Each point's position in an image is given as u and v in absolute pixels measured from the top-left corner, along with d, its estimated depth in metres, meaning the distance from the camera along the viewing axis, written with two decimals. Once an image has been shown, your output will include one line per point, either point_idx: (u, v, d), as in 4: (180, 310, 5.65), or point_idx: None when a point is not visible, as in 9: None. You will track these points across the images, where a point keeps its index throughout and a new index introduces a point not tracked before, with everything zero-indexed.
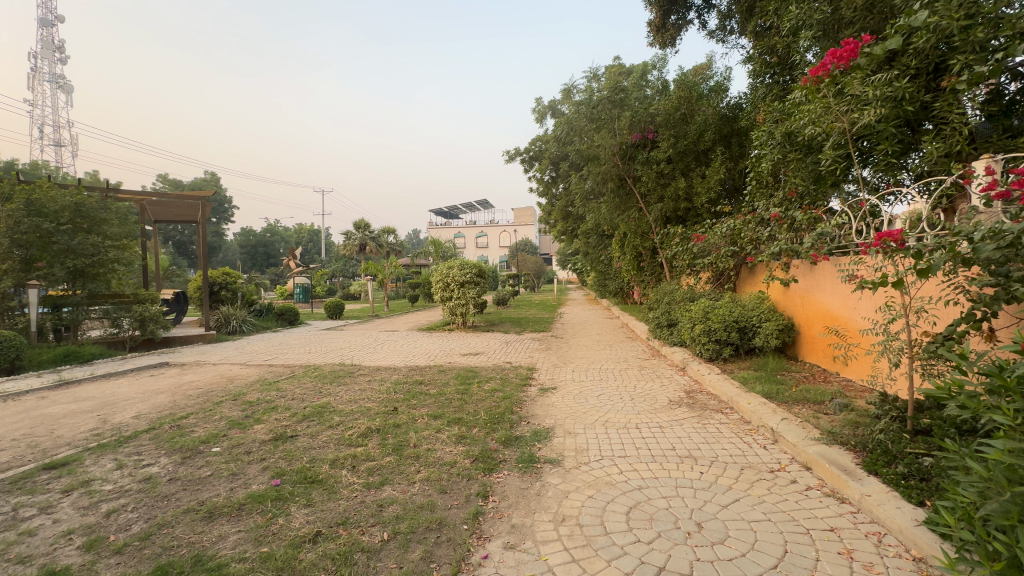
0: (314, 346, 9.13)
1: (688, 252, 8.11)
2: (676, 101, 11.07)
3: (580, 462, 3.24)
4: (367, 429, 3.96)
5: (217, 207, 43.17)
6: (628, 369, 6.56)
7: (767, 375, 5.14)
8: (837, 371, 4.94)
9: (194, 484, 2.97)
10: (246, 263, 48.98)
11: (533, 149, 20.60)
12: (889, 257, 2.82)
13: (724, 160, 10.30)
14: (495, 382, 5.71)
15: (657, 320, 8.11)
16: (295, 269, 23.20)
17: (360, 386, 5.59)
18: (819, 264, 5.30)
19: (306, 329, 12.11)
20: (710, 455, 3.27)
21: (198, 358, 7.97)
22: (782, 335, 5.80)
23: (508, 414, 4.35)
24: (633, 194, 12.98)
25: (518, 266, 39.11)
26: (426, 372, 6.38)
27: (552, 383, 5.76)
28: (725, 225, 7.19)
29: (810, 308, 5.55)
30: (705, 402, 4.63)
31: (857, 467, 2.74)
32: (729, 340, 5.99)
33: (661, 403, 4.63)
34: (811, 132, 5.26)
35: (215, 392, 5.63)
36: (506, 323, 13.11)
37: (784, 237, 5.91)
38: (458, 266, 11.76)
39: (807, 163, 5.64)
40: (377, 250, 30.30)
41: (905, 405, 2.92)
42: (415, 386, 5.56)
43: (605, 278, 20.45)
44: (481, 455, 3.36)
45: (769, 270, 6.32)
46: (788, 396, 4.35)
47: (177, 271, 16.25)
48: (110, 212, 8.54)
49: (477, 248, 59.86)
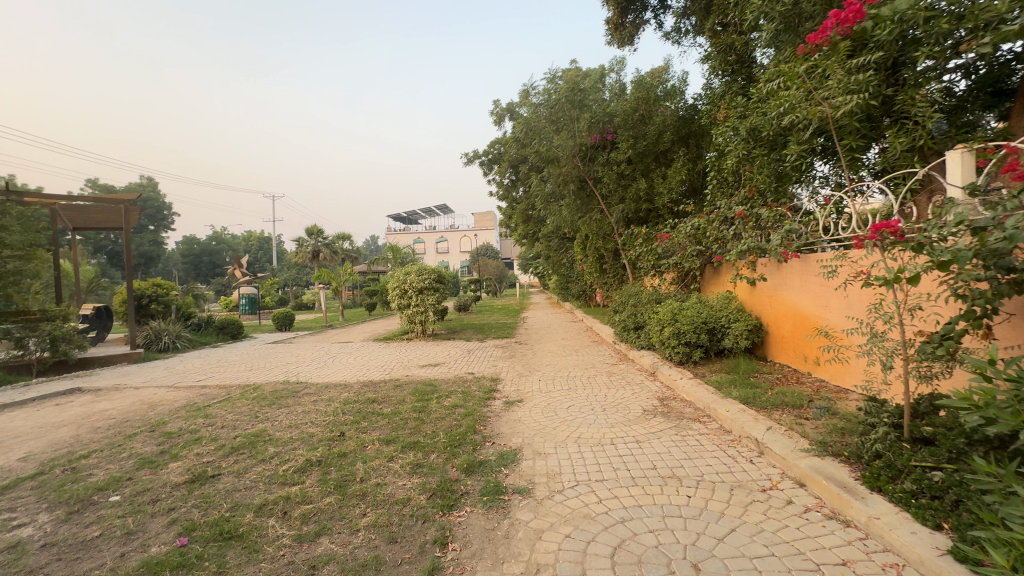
0: (258, 361, 8.37)
1: (653, 251, 7.96)
2: (634, 102, 11.03)
3: (553, 491, 2.84)
4: (307, 461, 3.41)
5: (154, 214, 40.36)
6: (597, 375, 6.25)
7: (740, 378, 4.96)
8: (809, 370, 4.85)
9: (73, 551, 2.36)
10: (189, 273, 45.94)
11: (492, 152, 20.32)
12: (883, 250, 2.59)
13: (684, 161, 10.31)
14: (456, 397, 5.24)
15: (623, 323, 7.88)
16: (240, 279, 21.78)
17: (304, 408, 4.98)
18: (788, 262, 5.17)
19: (250, 344, 11.16)
20: (695, 475, 2.95)
21: (119, 381, 7.04)
22: (751, 335, 5.66)
23: (470, 434, 3.91)
24: (595, 195, 12.89)
25: (479, 271, 38.66)
26: (380, 388, 5.84)
27: (518, 394, 5.35)
28: (689, 224, 7.06)
29: (777, 308, 5.44)
30: (680, 409, 4.36)
31: (856, 483, 2.48)
32: (698, 342, 5.80)
33: (634, 414, 4.31)
34: (780, 124, 5.13)
35: (130, 422, 4.86)
36: (468, 330, 12.62)
37: (750, 235, 5.79)
38: (416, 272, 11.20)
39: (773, 159, 5.53)
40: (331, 257, 29.06)
41: (900, 411, 2.70)
42: (367, 405, 5.02)
43: (567, 281, 20.34)
44: (439, 489, 2.90)
45: (735, 269, 6.19)
46: (765, 400, 4.14)
47: (102, 284, 14.75)
48: (10, 218, 7.47)
49: (437, 253, 58.88)
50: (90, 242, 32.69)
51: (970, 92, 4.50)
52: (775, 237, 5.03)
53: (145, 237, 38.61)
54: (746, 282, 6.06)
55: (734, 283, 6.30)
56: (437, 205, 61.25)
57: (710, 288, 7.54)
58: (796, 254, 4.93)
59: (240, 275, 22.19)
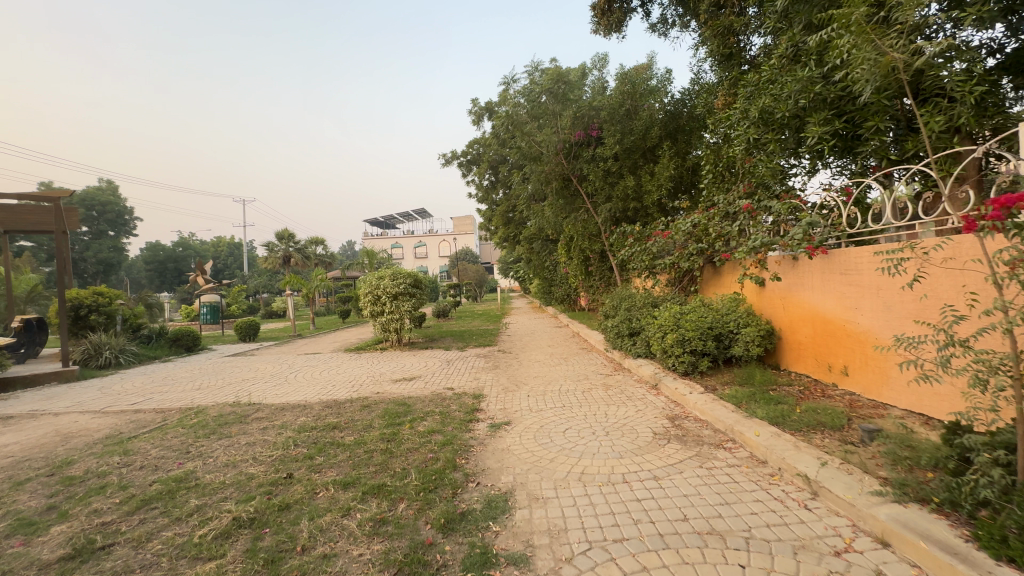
0: (211, 378, 7.45)
1: (649, 250, 7.37)
2: (619, 96, 10.41)
3: (559, 561, 2.12)
4: (236, 518, 2.62)
5: (115, 219, 38.25)
6: (592, 389, 5.57)
7: (758, 392, 4.35)
8: (835, 382, 4.30)
9: None
10: (153, 282, 43.69)
11: (470, 153, 19.63)
12: (985, 236, 1.99)
13: (672, 156, 9.82)
14: (432, 420, 4.49)
15: (616, 329, 7.25)
16: (204, 286, 20.45)
17: (249, 439, 4.15)
18: (808, 260, 4.60)
19: (205, 357, 10.13)
20: (740, 530, 2.28)
21: (38, 406, 6.02)
22: (764, 341, 5.08)
23: (450, 472, 3.18)
24: (579, 194, 12.30)
25: (458, 276, 37.82)
26: (344, 409, 5.04)
27: (505, 415, 4.64)
28: (687, 221, 6.50)
29: (792, 310, 4.89)
30: (696, 433, 3.71)
31: (969, 545, 1.85)
32: (705, 350, 5.20)
33: (644, 440, 3.64)
34: (797, 106, 4.52)
35: (29, 461, 3.94)
36: (447, 338, 11.84)
37: (759, 230, 5.24)
38: (389, 276, 10.36)
39: (783, 146, 4.96)
40: (303, 262, 27.82)
41: (1006, 444, 2.09)
42: (326, 432, 4.22)
43: (550, 285, 19.74)
44: (406, 560, 2.16)
45: (742, 268, 5.62)
46: (797, 420, 3.53)
47: (43, 293, 13.39)
48: None
49: (415, 258, 57.70)
50: (41, 249, 30.62)
51: (1002, 70, 4.05)
52: (794, 231, 4.48)
53: (103, 243, 36.49)
54: (753, 281, 5.50)
55: (741, 283, 5.74)
56: (415, 210, 60.20)
57: (708, 291, 6.95)
58: (818, 249, 4.37)
59: (203, 282, 20.86)
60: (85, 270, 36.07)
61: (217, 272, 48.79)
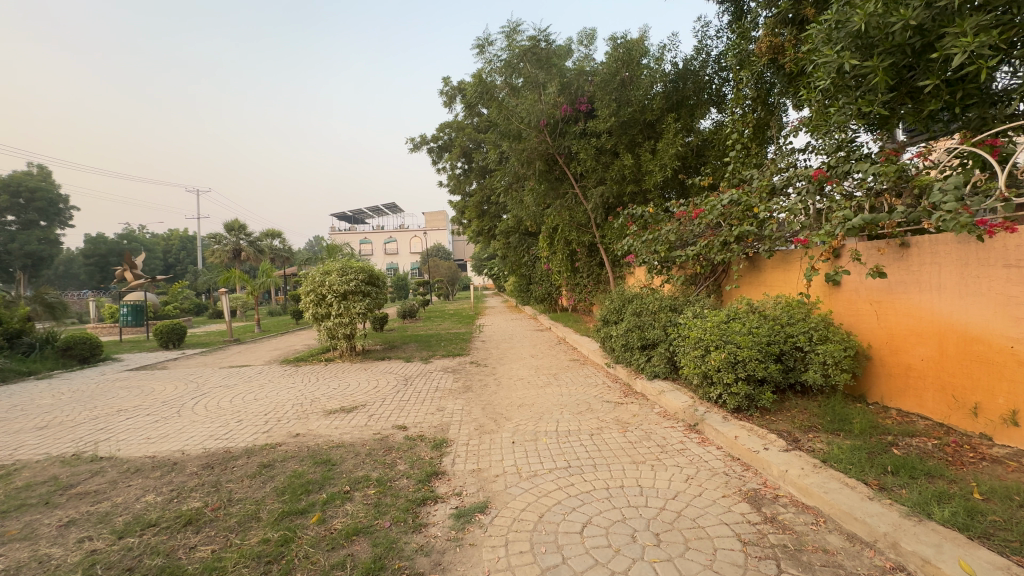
0: (78, 407, 5.46)
1: (665, 238, 5.76)
2: (613, 62, 8.84)
3: None
4: None
5: (46, 207, 34.50)
6: (603, 430, 3.92)
7: (874, 450, 2.79)
8: (987, 435, 2.82)
9: None
10: (92, 277, 39.80)
11: (442, 138, 17.82)
12: None
13: (677, 130, 8.29)
14: (361, 502, 2.75)
15: (623, 340, 5.63)
16: (134, 281, 17.84)
17: (17, 557, 2.30)
18: (933, 246, 3.09)
19: (98, 371, 7.99)
20: None
21: None
22: (852, 362, 3.55)
23: None
24: (565, 178, 10.70)
25: (430, 273, 35.81)
26: (230, 475, 3.23)
27: (481, 488, 2.93)
28: (723, 198, 4.99)
29: (894, 320, 3.39)
30: (818, 541, 2.12)
31: None
32: (766, 377, 3.63)
33: (733, 563, 2.01)
34: (931, 10, 2.91)
35: None
36: (411, 345, 10.02)
37: (842, 206, 3.69)
38: (337, 271, 8.47)
39: (889, 85, 3.37)
40: (256, 256, 25.31)
41: None
42: (166, 538, 2.42)
43: (529, 283, 18.12)
44: None
45: (808, 259, 4.09)
46: (1008, 524, 1.97)
47: None
48: None
49: (386, 254, 55.18)
50: None
51: None
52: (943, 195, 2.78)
53: (32, 234, 32.66)
54: (822, 276, 3.98)
55: (802, 280, 4.22)
56: (384, 205, 57.64)
57: (734, 297, 5.41)
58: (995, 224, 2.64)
59: (133, 277, 18.21)
60: (10, 263, 32.27)
61: (167, 267, 45.09)
